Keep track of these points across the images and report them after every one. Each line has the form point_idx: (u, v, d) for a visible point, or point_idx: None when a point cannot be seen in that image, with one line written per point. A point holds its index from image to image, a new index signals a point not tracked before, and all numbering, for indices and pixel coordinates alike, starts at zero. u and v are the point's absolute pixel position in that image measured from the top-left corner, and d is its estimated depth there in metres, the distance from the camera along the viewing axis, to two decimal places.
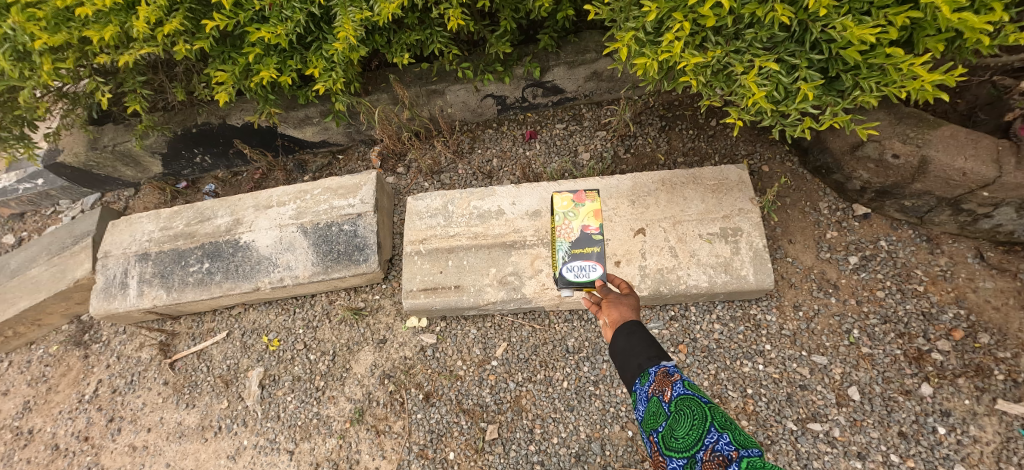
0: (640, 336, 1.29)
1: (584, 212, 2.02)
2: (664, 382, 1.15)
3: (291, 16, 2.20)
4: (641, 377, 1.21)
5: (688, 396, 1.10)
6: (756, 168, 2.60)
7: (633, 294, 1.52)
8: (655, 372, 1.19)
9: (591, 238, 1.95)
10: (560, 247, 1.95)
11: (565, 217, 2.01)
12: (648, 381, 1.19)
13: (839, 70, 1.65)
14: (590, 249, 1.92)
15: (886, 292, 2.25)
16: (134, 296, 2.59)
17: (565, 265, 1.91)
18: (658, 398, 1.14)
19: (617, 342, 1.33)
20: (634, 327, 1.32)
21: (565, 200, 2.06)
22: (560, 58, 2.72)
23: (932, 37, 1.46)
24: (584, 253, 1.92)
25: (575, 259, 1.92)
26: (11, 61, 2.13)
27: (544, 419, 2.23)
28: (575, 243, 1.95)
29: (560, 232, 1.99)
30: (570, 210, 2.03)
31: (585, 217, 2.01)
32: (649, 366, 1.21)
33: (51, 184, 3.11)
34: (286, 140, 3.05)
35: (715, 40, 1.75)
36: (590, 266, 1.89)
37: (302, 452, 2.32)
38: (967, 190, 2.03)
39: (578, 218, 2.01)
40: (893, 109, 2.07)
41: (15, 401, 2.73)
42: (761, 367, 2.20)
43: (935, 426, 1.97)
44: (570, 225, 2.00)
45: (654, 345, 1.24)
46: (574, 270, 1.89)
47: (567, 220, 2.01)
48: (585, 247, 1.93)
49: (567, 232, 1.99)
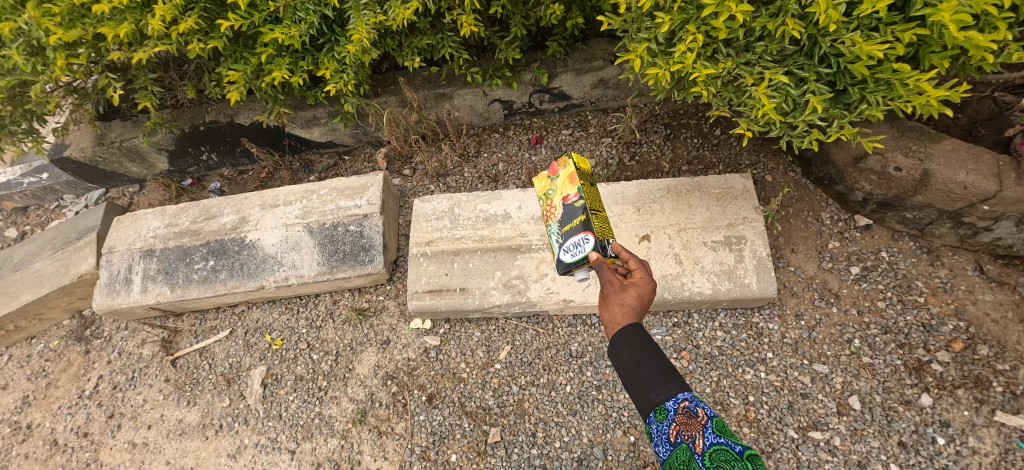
0: (644, 357, 1.24)
1: (562, 182, 1.74)
2: (691, 426, 1.11)
3: (304, 18, 2.23)
4: (657, 411, 1.18)
5: (721, 446, 1.03)
6: (759, 178, 2.64)
7: (639, 287, 1.43)
8: (674, 410, 1.15)
9: (575, 208, 1.65)
10: (552, 230, 1.79)
11: (548, 199, 1.82)
12: (669, 419, 1.15)
13: (847, 84, 1.67)
14: (574, 221, 1.63)
15: (887, 303, 2.27)
16: (137, 292, 2.58)
17: (562, 248, 1.73)
18: (687, 446, 1.10)
19: (617, 357, 1.30)
20: (637, 341, 1.28)
21: (545, 181, 1.87)
22: (568, 65, 2.76)
23: (937, 53, 1.50)
24: (574, 227, 1.66)
25: (566, 239, 1.70)
26: (24, 55, 2.16)
27: (546, 423, 2.24)
28: (563, 219, 1.73)
29: (550, 215, 1.82)
30: (551, 188, 1.82)
31: (564, 187, 1.72)
32: (666, 400, 1.17)
33: (57, 179, 3.11)
34: (293, 140, 3.07)
35: (726, 52, 1.80)
36: (580, 240, 1.62)
37: (304, 451, 2.32)
38: (967, 203, 2.06)
39: (559, 192, 1.75)
40: (896, 123, 2.10)
41: (14, 395, 2.72)
42: (763, 375, 2.22)
43: (934, 437, 1.99)
44: (555, 204, 1.78)
45: (662, 373, 1.20)
46: (569, 250, 1.69)
47: (551, 200, 1.81)
48: (571, 221, 1.67)
49: (554, 212, 1.79)
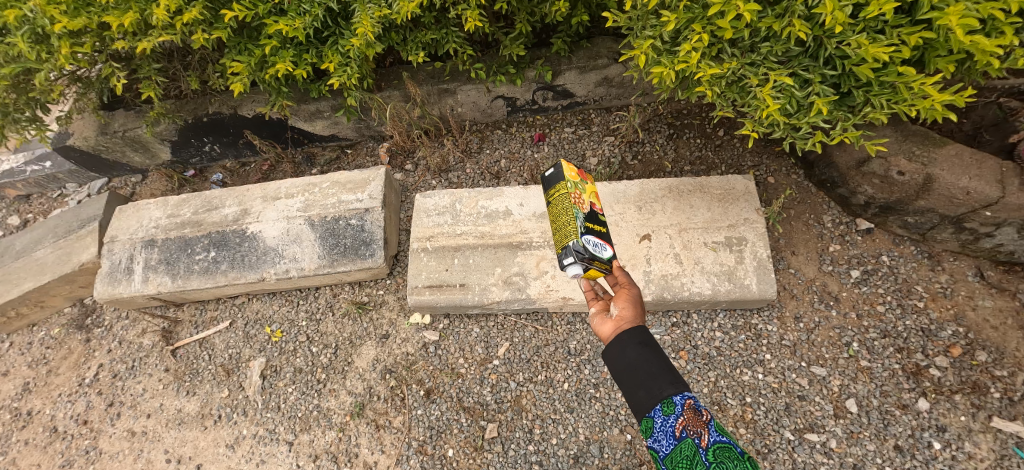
0: (654, 353, 1.25)
1: (589, 190, 1.73)
2: (698, 422, 1.14)
3: (309, 10, 2.23)
4: (664, 406, 1.17)
5: (724, 445, 1.10)
6: (761, 180, 2.64)
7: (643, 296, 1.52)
8: (682, 405, 1.16)
9: (599, 219, 1.69)
10: (577, 215, 1.57)
11: (578, 187, 1.65)
12: (676, 413, 1.16)
13: (851, 86, 1.67)
14: (602, 229, 1.65)
15: (886, 307, 2.27)
16: (139, 281, 2.59)
17: (584, 237, 1.54)
18: (693, 440, 1.12)
19: (625, 353, 1.28)
20: (648, 339, 1.29)
21: (572, 171, 1.70)
22: (572, 63, 2.75)
23: (943, 57, 1.49)
24: (596, 230, 1.63)
25: (590, 232, 1.59)
26: (29, 43, 2.17)
27: (543, 420, 2.25)
28: (588, 216, 1.62)
29: (574, 200, 1.60)
30: (578, 182, 1.69)
31: (591, 196, 1.72)
32: (673, 395, 1.18)
33: (59, 167, 3.14)
34: (296, 133, 3.07)
35: (731, 52, 1.79)
36: (603, 245, 1.62)
37: (302, 443, 2.33)
38: (969, 209, 2.05)
39: (586, 193, 1.69)
40: (900, 126, 2.10)
41: (15, 382, 2.73)
42: (761, 376, 2.22)
43: (930, 441, 1.99)
44: (581, 197, 1.65)
45: (672, 370, 1.21)
46: (593, 244, 1.56)
47: (578, 191, 1.65)
48: (596, 224, 1.64)
49: (578, 203, 1.63)
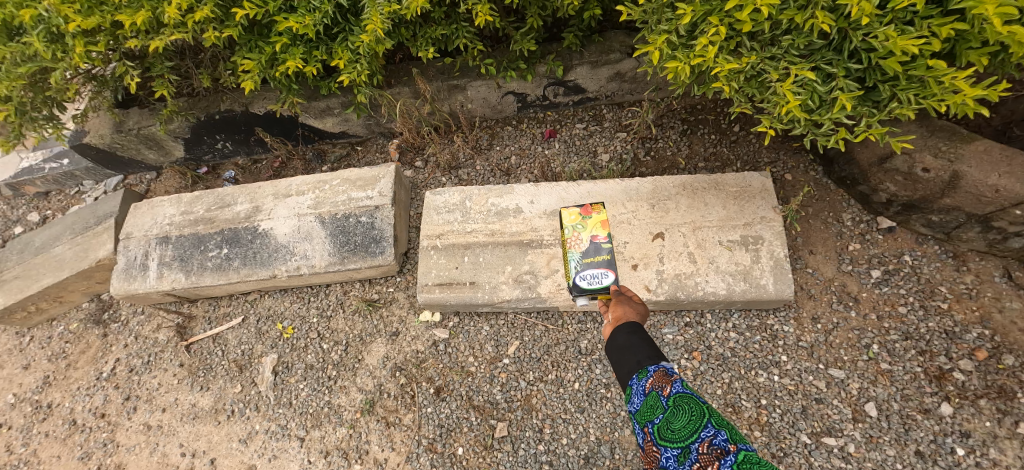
0: (640, 337, 1.39)
1: (592, 223, 2.17)
2: (664, 379, 1.24)
3: (319, 7, 2.23)
4: (639, 373, 1.30)
5: (686, 394, 1.18)
6: (778, 176, 2.57)
7: (642, 304, 1.64)
8: (654, 370, 1.28)
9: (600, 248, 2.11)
10: (571, 258, 2.09)
11: (574, 229, 2.15)
12: (647, 376, 1.28)
13: (877, 80, 1.61)
14: (600, 258, 2.08)
15: (908, 308, 2.20)
16: (153, 278, 2.62)
17: (578, 275, 2.03)
18: (657, 393, 1.22)
19: (616, 338, 1.43)
20: (636, 328, 1.43)
21: (572, 214, 2.20)
22: (583, 58, 2.70)
23: (976, 49, 1.42)
24: (595, 261, 2.07)
25: (587, 268, 2.05)
26: (44, 42, 2.20)
27: (554, 419, 2.23)
28: (585, 253, 2.09)
29: (570, 243, 2.13)
30: (578, 223, 2.18)
31: (593, 228, 2.16)
32: (649, 365, 1.30)
33: (76, 165, 3.20)
34: (307, 130, 3.08)
35: (750, 45, 1.74)
36: (602, 273, 2.02)
37: (313, 439, 2.35)
38: (1000, 207, 1.96)
39: (586, 229, 2.15)
40: (925, 121, 2.02)
41: (35, 376, 2.79)
42: (776, 378, 2.17)
43: (953, 447, 1.93)
44: (580, 236, 2.14)
45: (653, 347, 1.35)
46: (587, 279, 2.01)
47: (576, 232, 2.15)
48: (594, 257, 2.08)
49: (577, 243, 2.13)
